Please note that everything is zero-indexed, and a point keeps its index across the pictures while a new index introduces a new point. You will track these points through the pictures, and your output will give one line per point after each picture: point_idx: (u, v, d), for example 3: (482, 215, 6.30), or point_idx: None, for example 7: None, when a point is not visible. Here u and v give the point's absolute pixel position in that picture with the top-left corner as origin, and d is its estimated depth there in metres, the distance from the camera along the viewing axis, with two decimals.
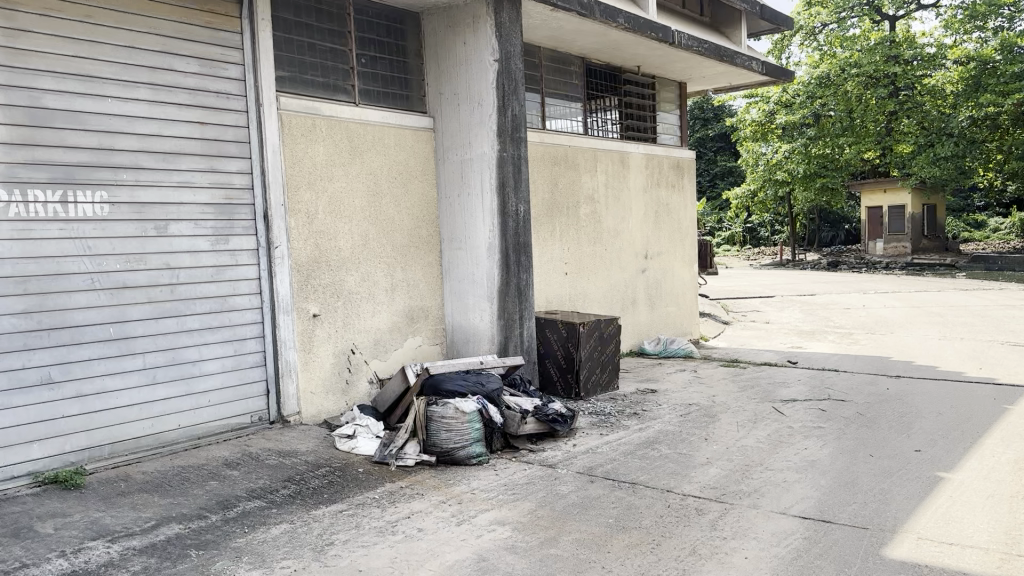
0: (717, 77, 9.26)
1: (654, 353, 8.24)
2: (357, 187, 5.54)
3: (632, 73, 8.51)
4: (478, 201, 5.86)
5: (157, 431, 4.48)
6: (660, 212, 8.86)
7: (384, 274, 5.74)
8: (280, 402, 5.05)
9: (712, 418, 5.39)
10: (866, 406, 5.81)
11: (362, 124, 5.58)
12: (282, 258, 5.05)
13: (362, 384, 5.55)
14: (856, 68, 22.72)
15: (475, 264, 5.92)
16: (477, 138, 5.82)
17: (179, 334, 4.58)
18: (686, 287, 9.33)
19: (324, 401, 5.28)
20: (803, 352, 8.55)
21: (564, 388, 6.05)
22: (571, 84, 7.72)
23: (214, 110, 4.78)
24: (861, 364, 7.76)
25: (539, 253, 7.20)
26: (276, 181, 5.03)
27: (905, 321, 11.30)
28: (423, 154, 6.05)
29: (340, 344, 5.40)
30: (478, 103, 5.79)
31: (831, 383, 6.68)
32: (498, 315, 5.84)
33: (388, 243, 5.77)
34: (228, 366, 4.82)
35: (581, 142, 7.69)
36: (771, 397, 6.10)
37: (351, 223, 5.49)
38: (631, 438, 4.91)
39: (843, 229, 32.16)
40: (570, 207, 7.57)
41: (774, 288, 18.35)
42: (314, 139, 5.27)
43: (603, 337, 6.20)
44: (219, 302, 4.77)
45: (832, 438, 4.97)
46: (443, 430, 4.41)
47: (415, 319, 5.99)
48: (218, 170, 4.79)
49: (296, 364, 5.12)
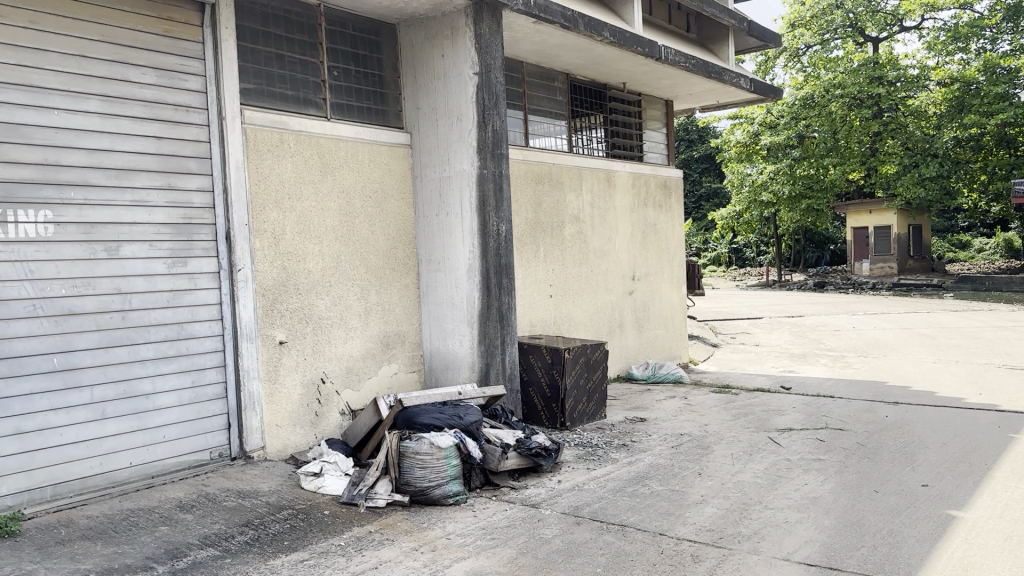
0: (705, 95, 9.03)
1: (642, 379, 7.93)
2: (328, 206, 5.23)
3: (618, 90, 8.27)
4: (457, 220, 5.55)
5: (106, 471, 4.12)
6: (647, 232, 8.59)
7: (357, 299, 5.41)
8: (243, 437, 4.71)
9: (706, 450, 5.08)
10: (866, 436, 5.51)
11: (334, 139, 5.27)
12: (245, 281, 4.72)
13: (333, 415, 5.20)
14: (841, 90, 22.45)
15: (455, 286, 5.61)
16: (456, 155, 5.53)
17: (131, 365, 4.23)
18: (675, 310, 9.04)
19: (292, 434, 4.93)
20: (796, 377, 8.27)
21: (549, 417, 5.72)
22: (555, 101, 7.45)
23: (172, 123, 4.46)
24: (857, 389, 7.48)
25: (522, 275, 6.90)
26: (239, 200, 4.71)
27: (897, 344, 11.06)
28: (400, 171, 5.75)
29: (309, 373, 5.06)
30: (457, 118, 5.51)
31: (828, 411, 6.39)
32: (479, 340, 5.51)
33: (362, 265, 5.46)
34: (185, 400, 4.47)
35: (565, 160, 7.41)
36: (766, 426, 5.79)
37: (322, 244, 5.17)
38: (621, 474, 4.58)
39: (829, 250, 32.07)
40: (554, 227, 7.28)
41: (761, 309, 18.08)
42: (282, 155, 4.95)
43: (590, 363, 5.88)
44: (176, 329, 4.43)
45: (833, 472, 4.67)
46: (417, 468, 4.08)
47: (391, 346, 5.66)
48: (176, 187, 4.46)
49: (261, 395, 4.78)
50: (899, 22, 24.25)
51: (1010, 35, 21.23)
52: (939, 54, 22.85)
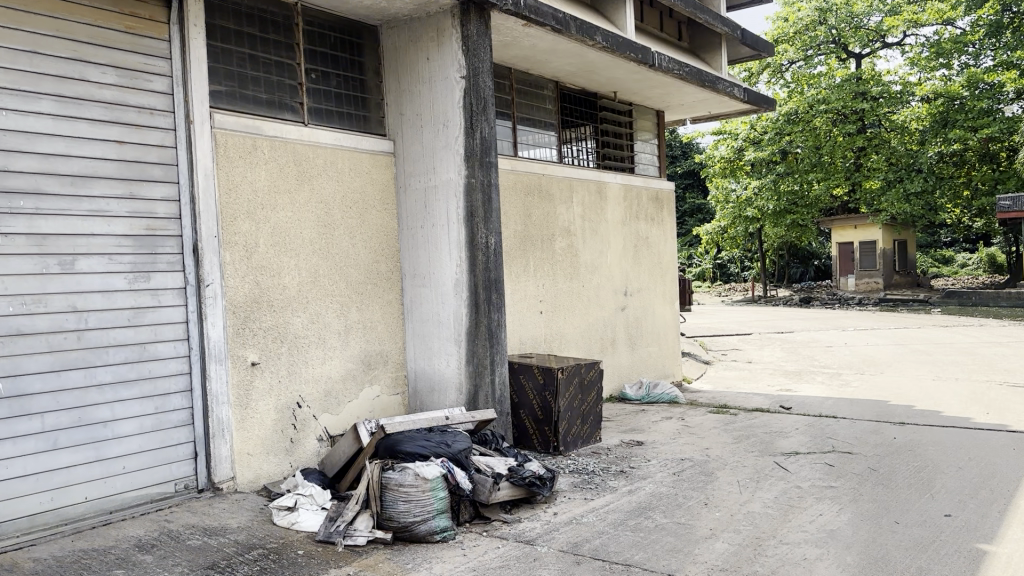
0: (697, 106, 8.77)
1: (636, 399, 7.59)
2: (305, 218, 4.88)
3: (608, 100, 8.00)
4: (444, 232, 5.23)
5: (57, 507, 3.73)
6: (639, 246, 8.30)
7: (337, 316, 5.06)
8: (211, 468, 4.33)
9: (710, 477, 4.75)
10: (877, 460, 5.20)
11: (312, 145, 4.94)
12: (214, 297, 4.35)
13: (310, 442, 4.83)
14: (824, 105, 22.30)
15: (441, 303, 5.27)
16: (442, 163, 5.21)
17: (87, 390, 3.86)
18: (668, 326, 8.74)
19: (265, 463, 4.56)
20: (794, 396, 7.97)
21: (541, 441, 5.38)
22: (544, 110, 7.16)
23: (134, 127, 4.12)
24: (859, 409, 7.18)
25: (511, 291, 6.57)
26: (208, 211, 4.35)
27: (892, 360, 10.80)
28: (382, 181, 5.42)
29: (284, 397, 4.70)
30: (443, 125, 5.19)
31: (833, 432, 6.08)
32: (467, 360, 5.17)
33: (341, 280, 5.11)
34: (147, 427, 4.10)
35: (555, 171, 7.12)
36: (771, 450, 5.48)
37: (299, 259, 4.83)
38: (621, 505, 4.24)
39: (813, 266, 31.95)
40: (544, 240, 6.97)
41: (748, 325, 17.78)
42: (255, 163, 4.61)
43: (584, 384, 5.54)
44: (137, 350, 4.06)
45: (848, 501, 4.35)
46: (401, 501, 3.73)
47: (373, 367, 5.31)
48: (138, 196, 4.11)
49: (231, 422, 4.41)
50: (882, 39, 24.26)
51: (993, 51, 21.25)
52: (922, 70, 22.84)
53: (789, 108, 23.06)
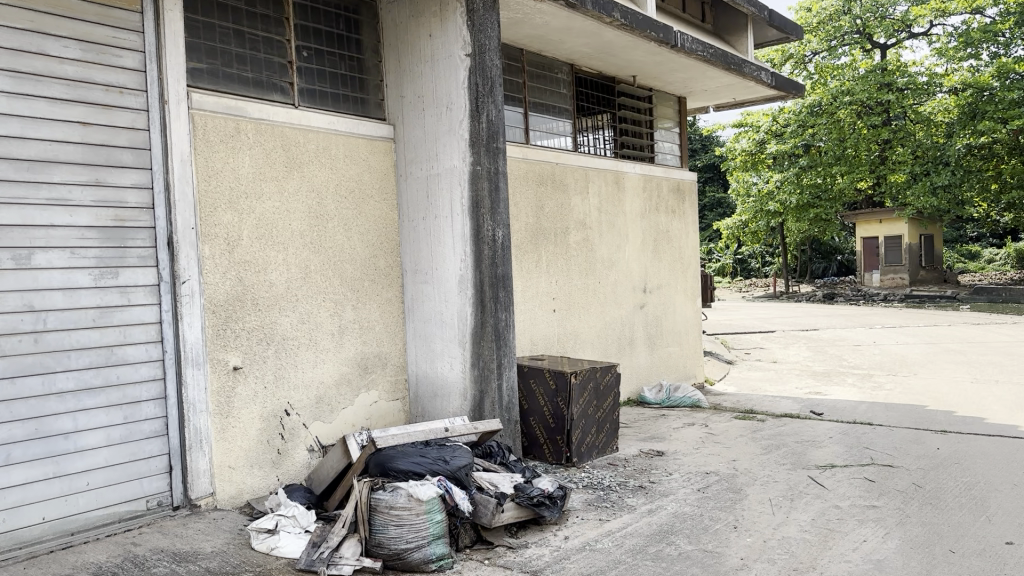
0: (720, 92, 8.29)
1: (655, 403, 7.14)
2: (295, 208, 4.47)
3: (627, 84, 7.54)
4: (447, 224, 4.80)
5: (10, 530, 3.32)
6: (659, 240, 7.84)
7: (330, 316, 4.65)
8: (187, 483, 3.92)
9: (738, 495, 4.31)
10: (921, 475, 4.74)
11: (302, 129, 4.52)
12: (190, 296, 3.95)
13: (299, 453, 4.43)
14: (849, 96, 21.65)
15: (444, 302, 4.85)
16: (445, 149, 4.78)
17: (46, 399, 3.46)
18: (689, 325, 8.29)
19: (248, 477, 4.17)
20: (824, 399, 7.48)
21: (552, 452, 4.95)
22: (559, 95, 6.72)
23: (102, 107, 3.70)
24: (896, 415, 6.70)
25: (522, 288, 6.14)
26: (185, 200, 3.95)
27: (925, 361, 10.28)
28: (381, 168, 5.00)
29: (271, 404, 4.30)
30: (446, 107, 4.75)
31: (870, 442, 5.62)
32: (472, 363, 4.73)
33: (335, 277, 4.70)
34: (115, 439, 3.70)
35: (570, 159, 6.67)
36: (804, 463, 5.02)
37: (288, 253, 4.42)
38: (640, 527, 3.80)
39: (836, 261, 31.27)
40: (558, 233, 6.53)
41: (771, 323, 17.23)
42: (238, 148, 4.20)
43: (600, 390, 5.10)
44: (104, 354, 3.66)
45: (894, 525, 3.89)
46: (391, 526, 3.32)
47: (369, 370, 4.89)
48: (106, 184, 3.70)
49: (209, 432, 4.00)
50: (908, 29, 23.57)
51: None
52: (949, 60, 22.14)
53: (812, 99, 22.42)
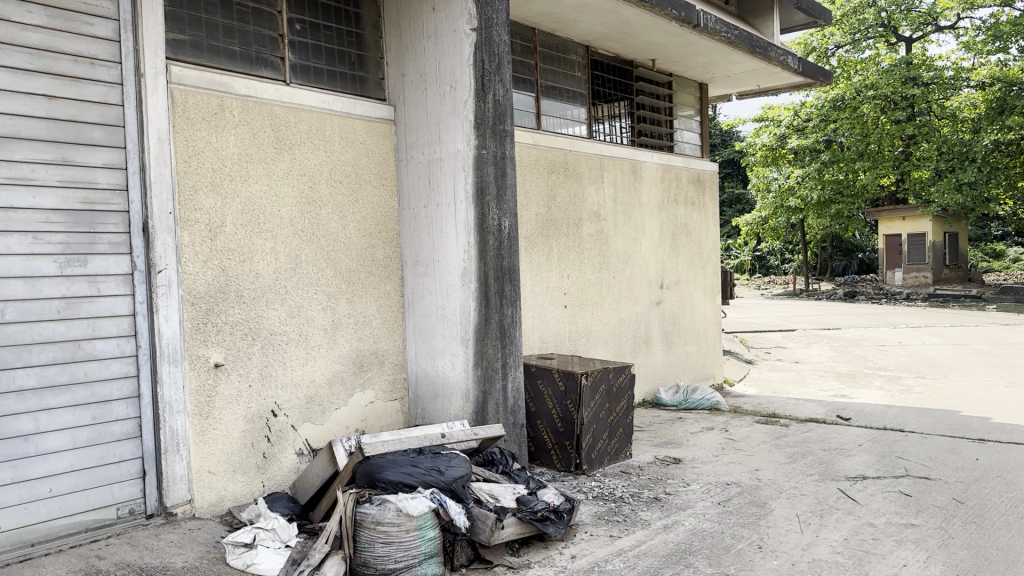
0: (744, 78, 7.89)
1: (672, 405, 6.78)
2: (284, 193, 4.15)
3: (646, 68, 7.16)
4: (449, 212, 4.46)
5: None
6: (678, 233, 7.47)
7: (322, 309, 4.33)
8: (162, 489, 3.61)
9: (763, 510, 3.95)
10: (962, 490, 4.36)
11: (293, 108, 4.19)
12: (167, 286, 3.63)
13: (287, 457, 4.12)
14: (873, 90, 21.04)
15: (446, 296, 4.51)
16: (448, 131, 4.44)
17: (4, 397, 3.14)
18: (709, 323, 7.91)
19: (231, 483, 3.85)
20: (850, 403, 7.09)
21: (561, 458, 4.60)
22: (573, 78, 6.36)
23: (69, 79, 3.38)
24: (928, 420, 6.30)
25: (531, 282, 5.79)
26: (162, 181, 3.63)
27: (955, 362, 9.83)
28: (380, 152, 4.67)
29: (256, 403, 3.98)
30: (450, 87, 4.41)
31: (903, 450, 5.24)
32: (475, 362, 4.40)
33: (329, 268, 4.37)
34: (82, 442, 3.38)
35: (584, 147, 6.31)
36: (832, 474, 4.65)
37: (276, 241, 4.10)
38: (655, 546, 3.46)
39: (857, 258, 30.67)
40: (571, 224, 6.18)
41: (792, 321, 16.76)
42: (222, 126, 3.88)
43: (613, 392, 4.74)
44: (70, 349, 3.35)
45: (936, 547, 3.52)
46: (379, 543, 2.99)
47: (365, 368, 4.57)
48: (73, 163, 3.38)
49: (187, 434, 3.69)
50: (934, 22, 22.96)
51: None
52: (977, 54, 21.51)
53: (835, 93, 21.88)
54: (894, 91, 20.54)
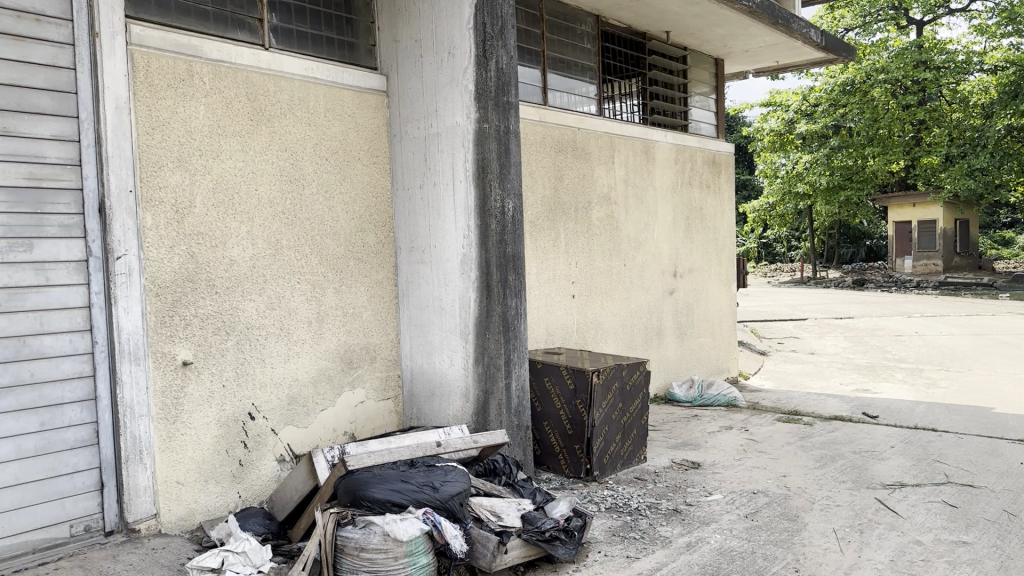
0: (762, 53, 7.43)
1: (686, 401, 6.36)
2: (262, 170, 3.72)
3: (660, 42, 6.71)
4: (447, 193, 4.04)
5: None
6: (692, 217, 7.03)
7: (306, 300, 3.91)
8: (124, 502, 3.21)
9: (796, 525, 3.54)
10: (1013, 500, 3.94)
11: (272, 76, 3.76)
12: (127, 274, 3.21)
13: (266, 465, 3.72)
14: (884, 73, 20.47)
15: (444, 285, 4.09)
16: (446, 104, 4.01)
17: None
18: (723, 313, 7.49)
19: (203, 495, 3.46)
20: (875, 399, 6.67)
21: (569, 464, 4.20)
22: (582, 51, 5.91)
23: (10, 38, 2.95)
24: (961, 418, 5.87)
25: (536, 270, 5.36)
26: (120, 155, 3.20)
27: (978, 354, 9.38)
28: (371, 126, 4.24)
29: (230, 405, 3.57)
30: (448, 53, 3.97)
31: (940, 453, 4.82)
32: (475, 359, 3.99)
33: (313, 254, 3.95)
34: (28, 451, 2.97)
35: (593, 124, 5.86)
36: (867, 481, 4.23)
37: (253, 224, 3.68)
38: (679, 569, 3.05)
39: (865, 245, 30.18)
40: (579, 207, 5.75)
41: (802, 309, 16.28)
42: (191, 95, 3.44)
43: (626, 391, 4.32)
44: (14, 346, 2.94)
45: (996, 569, 3.10)
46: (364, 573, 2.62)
47: (355, 365, 4.16)
48: (16, 134, 2.95)
49: (153, 441, 3.29)
50: (947, 5, 22.38)
51: None
52: (991, 37, 20.90)
53: (845, 77, 21.33)
54: (905, 74, 20.02)
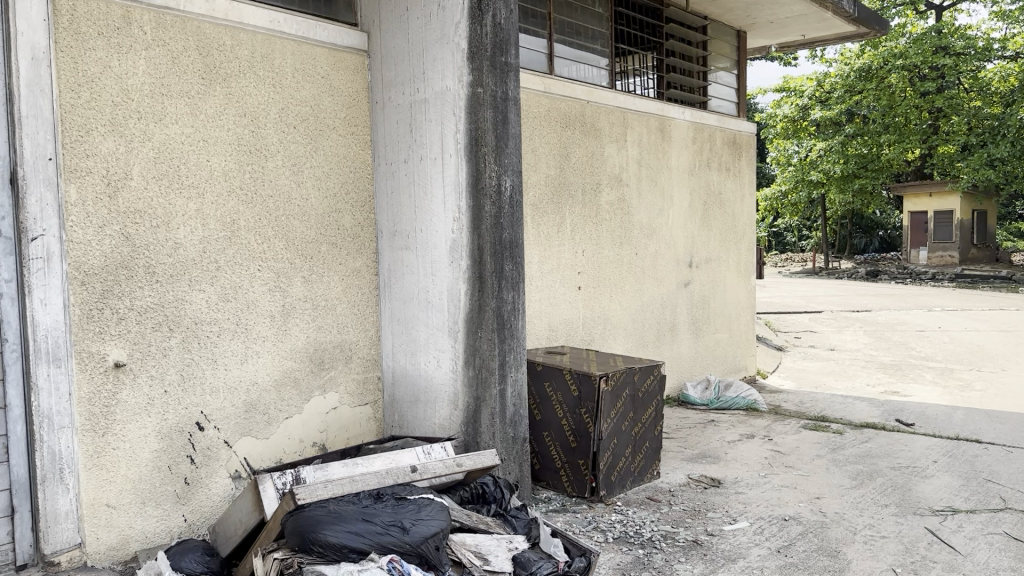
0: (789, 25, 6.83)
1: (701, 404, 5.83)
2: (215, 139, 3.18)
3: (679, 9, 6.13)
4: (435, 168, 3.49)
5: None
6: (710, 203, 6.47)
7: (269, 291, 3.38)
8: (41, 531, 2.66)
9: (839, 564, 3.00)
10: None
11: (229, 28, 3.21)
12: (46, 259, 2.66)
13: (217, 483, 3.21)
14: (902, 59, 19.76)
15: (431, 275, 3.55)
16: (434, 64, 3.45)
17: None
18: (742, 307, 6.94)
19: (140, 519, 2.94)
20: (907, 403, 6.11)
21: (572, 481, 3.67)
22: (594, 17, 5.34)
23: None
24: (1006, 427, 5.32)
25: (539, 259, 4.82)
26: (37, 115, 2.64)
27: (1010, 354, 8.79)
28: (349, 92, 3.69)
29: (173, 414, 3.05)
30: (438, 6, 3.41)
31: (991, 470, 4.27)
32: (466, 360, 3.45)
33: (279, 238, 3.42)
34: None
35: (605, 97, 5.29)
36: (913, 505, 3.69)
37: (204, 201, 3.15)
38: None
39: (878, 235, 29.50)
40: (588, 189, 5.20)
41: (816, 302, 15.60)
42: (127, 47, 2.90)
43: (639, 399, 3.79)
44: None
45: None
46: None
47: (327, 366, 3.63)
48: None
49: (78, 457, 2.75)
50: None
51: None
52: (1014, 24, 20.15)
53: (862, 62, 20.61)
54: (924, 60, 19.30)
